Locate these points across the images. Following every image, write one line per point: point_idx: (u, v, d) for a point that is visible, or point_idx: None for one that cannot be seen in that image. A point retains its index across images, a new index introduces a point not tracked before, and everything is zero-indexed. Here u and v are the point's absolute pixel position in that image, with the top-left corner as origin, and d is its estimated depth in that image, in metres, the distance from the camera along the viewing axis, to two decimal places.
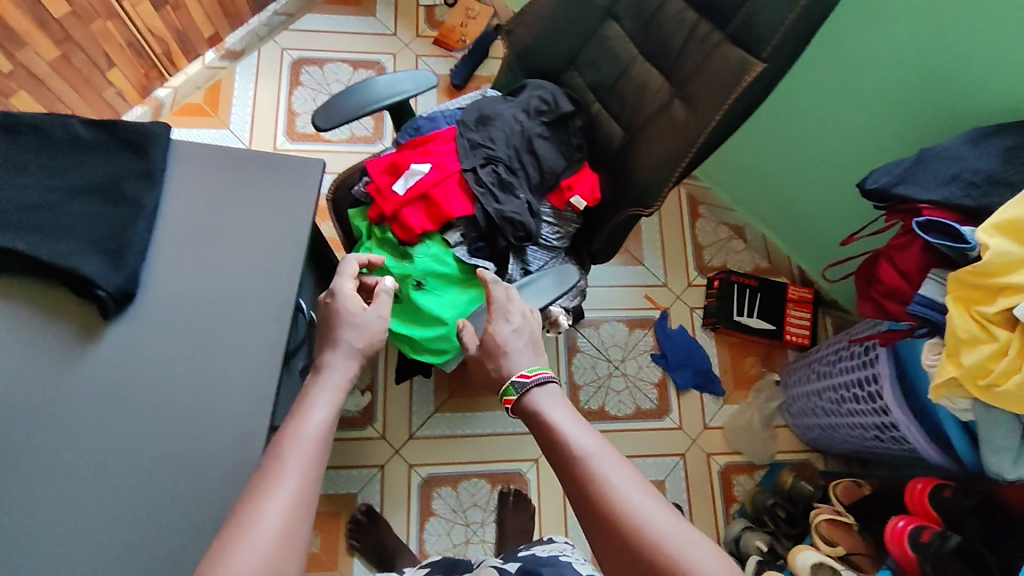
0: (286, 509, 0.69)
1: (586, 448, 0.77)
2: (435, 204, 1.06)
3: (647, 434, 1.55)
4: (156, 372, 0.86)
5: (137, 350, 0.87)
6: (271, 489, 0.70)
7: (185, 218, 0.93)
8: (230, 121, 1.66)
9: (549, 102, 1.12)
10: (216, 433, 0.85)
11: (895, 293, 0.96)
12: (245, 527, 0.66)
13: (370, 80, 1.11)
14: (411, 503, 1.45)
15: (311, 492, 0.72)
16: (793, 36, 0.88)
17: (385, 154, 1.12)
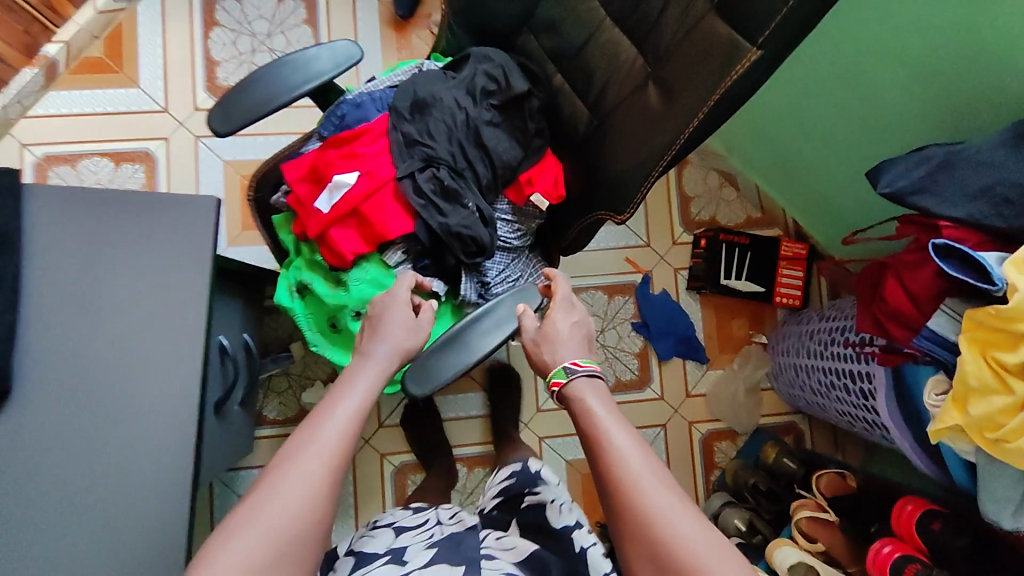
0: (300, 494, 0.66)
1: (621, 445, 0.75)
2: (368, 223, 0.90)
3: (628, 407, 1.48)
4: (51, 475, 0.75)
5: (26, 451, 0.75)
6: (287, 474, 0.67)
7: (66, 279, 0.79)
8: (140, 76, 1.43)
9: (498, 79, 0.92)
10: (132, 537, 0.75)
11: (899, 316, 0.83)
12: (255, 507, 0.65)
13: (278, 61, 0.89)
14: (385, 491, 1.41)
15: (321, 497, 0.67)
16: (797, 21, 0.68)
17: (305, 155, 0.94)
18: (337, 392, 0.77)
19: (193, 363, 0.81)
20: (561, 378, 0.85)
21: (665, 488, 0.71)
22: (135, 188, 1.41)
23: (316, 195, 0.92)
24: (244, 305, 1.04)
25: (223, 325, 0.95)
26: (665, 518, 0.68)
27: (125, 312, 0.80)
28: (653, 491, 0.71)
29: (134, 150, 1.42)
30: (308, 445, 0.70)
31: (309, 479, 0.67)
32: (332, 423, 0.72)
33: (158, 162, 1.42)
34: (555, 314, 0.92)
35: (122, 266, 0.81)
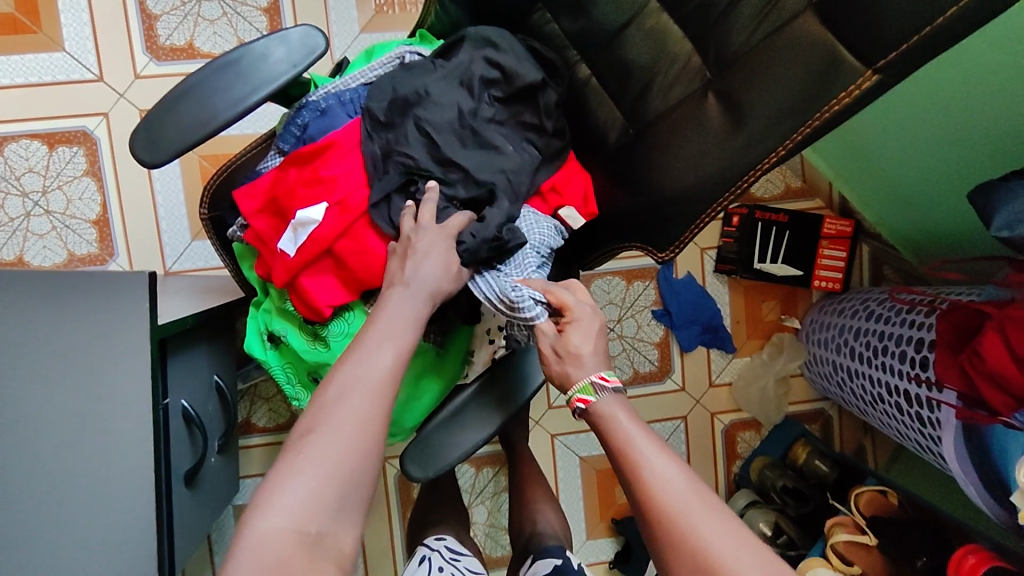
0: (324, 474, 0.54)
1: (660, 471, 0.59)
2: (345, 268, 0.72)
3: (646, 400, 1.37)
4: None
5: None
6: (306, 447, 0.55)
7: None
8: (64, 38, 1.18)
9: (501, 66, 0.71)
10: None
11: (996, 377, 0.70)
12: (273, 493, 0.53)
13: (218, 63, 0.69)
14: (391, 500, 1.27)
15: (361, 473, 0.56)
16: (938, 39, 0.49)
17: (262, 179, 0.77)
18: (352, 351, 0.62)
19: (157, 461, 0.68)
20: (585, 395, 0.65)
21: (714, 509, 0.56)
22: (77, 175, 1.20)
23: (278, 231, 0.76)
24: (209, 345, 0.89)
25: (184, 386, 0.80)
26: (714, 549, 0.54)
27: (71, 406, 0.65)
28: (710, 525, 0.55)
29: (70, 129, 1.20)
30: (340, 403, 0.58)
31: (336, 452, 0.55)
32: (360, 388, 0.59)
33: (99, 144, 1.20)
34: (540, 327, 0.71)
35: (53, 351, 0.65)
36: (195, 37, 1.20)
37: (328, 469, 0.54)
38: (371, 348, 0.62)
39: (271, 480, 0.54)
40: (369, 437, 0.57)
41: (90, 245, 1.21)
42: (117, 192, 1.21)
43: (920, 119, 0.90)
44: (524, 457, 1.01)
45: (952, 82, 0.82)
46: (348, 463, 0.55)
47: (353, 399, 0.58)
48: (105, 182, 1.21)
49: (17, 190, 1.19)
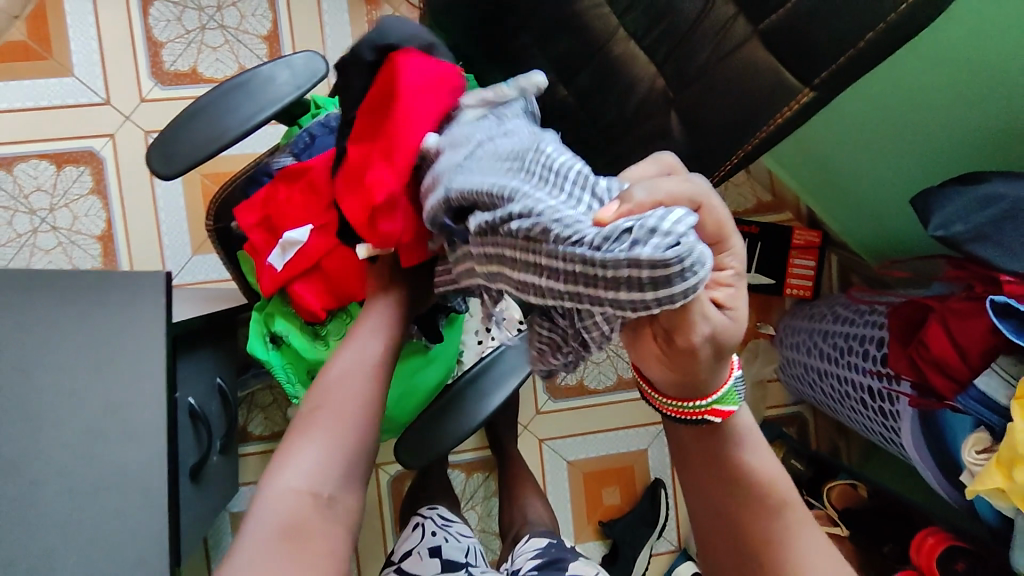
0: (325, 448, 0.59)
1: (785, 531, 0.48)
2: (333, 280, 0.78)
3: (630, 404, 1.44)
4: None
5: None
6: (309, 424, 0.61)
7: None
8: (73, 64, 1.25)
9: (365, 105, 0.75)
10: None
11: (940, 364, 0.76)
12: (281, 464, 0.59)
13: (229, 85, 0.75)
14: (383, 506, 1.31)
15: (362, 452, 0.62)
16: (864, 62, 0.57)
17: (257, 194, 0.83)
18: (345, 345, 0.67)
19: (171, 453, 0.71)
20: (726, 407, 0.48)
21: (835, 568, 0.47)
22: (82, 194, 1.26)
23: (271, 244, 0.82)
24: (212, 349, 0.94)
25: (191, 386, 0.85)
26: None
27: (88, 402, 0.69)
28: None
29: (77, 150, 1.26)
30: (337, 384, 0.63)
31: (340, 431, 0.60)
32: (353, 371, 0.64)
33: (105, 163, 1.26)
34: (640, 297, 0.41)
35: (69, 351, 0.69)
36: (199, 63, 1.27)
37: (331, 446, 0.60)
38: (362, 337, 0.67)
39: (279, 456, 0.60)
40: (366, 420, 0.62)
41: (95, 260, 1.26)
42: (122, 209, 1.27)
43: (870, 136, 0.98)
44: (513, 455, 1.06)
45: (897, 101, 0.90)
46: (349, 444, 0.60)
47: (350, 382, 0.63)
48: (109, 200, 1.27)
49: (25, 208, 1.25)
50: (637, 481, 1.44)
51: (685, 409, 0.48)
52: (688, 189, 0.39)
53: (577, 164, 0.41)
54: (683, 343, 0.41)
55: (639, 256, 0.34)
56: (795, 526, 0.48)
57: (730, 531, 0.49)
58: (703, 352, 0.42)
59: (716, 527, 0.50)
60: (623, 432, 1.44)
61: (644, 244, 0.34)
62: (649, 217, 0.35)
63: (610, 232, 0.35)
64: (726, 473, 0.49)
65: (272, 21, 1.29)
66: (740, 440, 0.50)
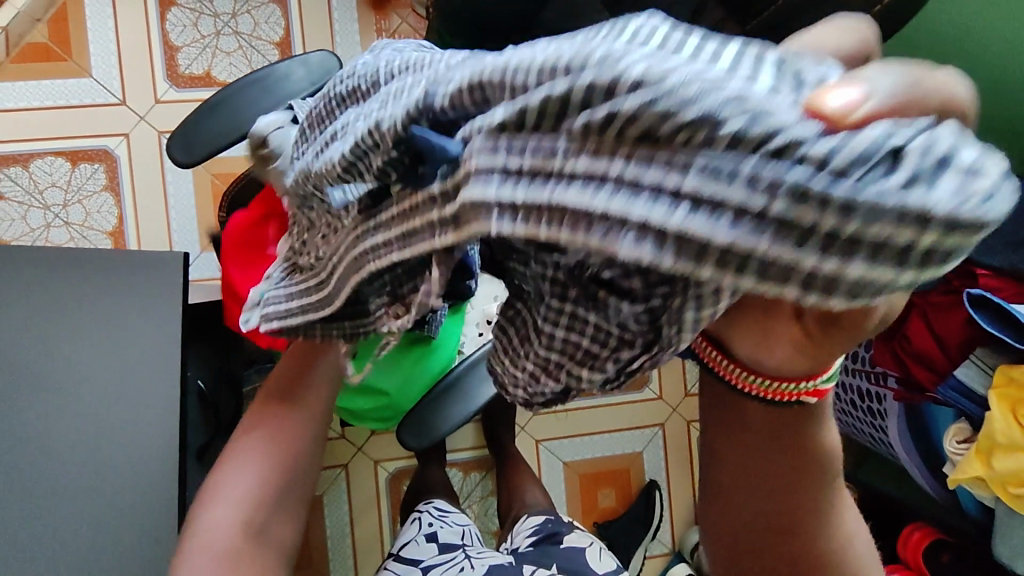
0: (255, 482, 0.65)
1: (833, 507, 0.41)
2: None
3: (626, 407, 1.46)
4: None
5: None
6: (238, 458, 0.66)
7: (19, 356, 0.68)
8: (92, 65, 1.29)
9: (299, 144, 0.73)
10: None
11: (923, 358, 0.80)
12: (210, 499, 0.64)
13: (247, 80, 0.79)
14: (381, 504, 1.33)
15: (288, 482, 0.67)
16: None
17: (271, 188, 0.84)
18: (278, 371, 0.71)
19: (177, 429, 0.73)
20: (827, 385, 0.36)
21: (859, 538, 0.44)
22: (96, 190, 1.30)
23: None
24: (220, 338, 0.96)
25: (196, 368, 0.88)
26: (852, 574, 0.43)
27: (103, 380, 0.71)
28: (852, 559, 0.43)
29: (92, 148, 1.30)
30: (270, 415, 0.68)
31: (267, 465, 0.65)
32: (284, 402, 0.69)
33: (119, 161, 1.30)
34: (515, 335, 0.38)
35: (86, 331, 0.71)
36: (213, 67, 1.32)
37: (259, 480, 0.65)
38: (288, 370, 0.71)
39: (210, 488, 0.65)
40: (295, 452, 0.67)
41: None
42: (134, 205, 1.31)
43: None
44: None
45: None
46: (275, 476, 0.66)
47: (276, 419, 0.68)
48: (122, 197, 1.30)
49: (39, 203, 1.28)
50: (631, 483, 1.46)
51: (786, 390, 0.36)
52: (972, 102, 0.22)
53: (728, 45, 0.23)
54: (850, 325, 0.29)
55: (931, 208, 0.20)
56: (839, 525, 0.42)
57: (765, 522, 0.41)
58: (867, 330, 0.30)
59: (750, 510, 0.41)
60: (619, 434, 1.46)
61: (936, 185, 0.20)
62: (935, 136, 0.20)
63: (873, 151, 0.20)
64: (794, 458, 0.40)
65: (284, 28, 1.34)
66: (825, 423, 0.39)
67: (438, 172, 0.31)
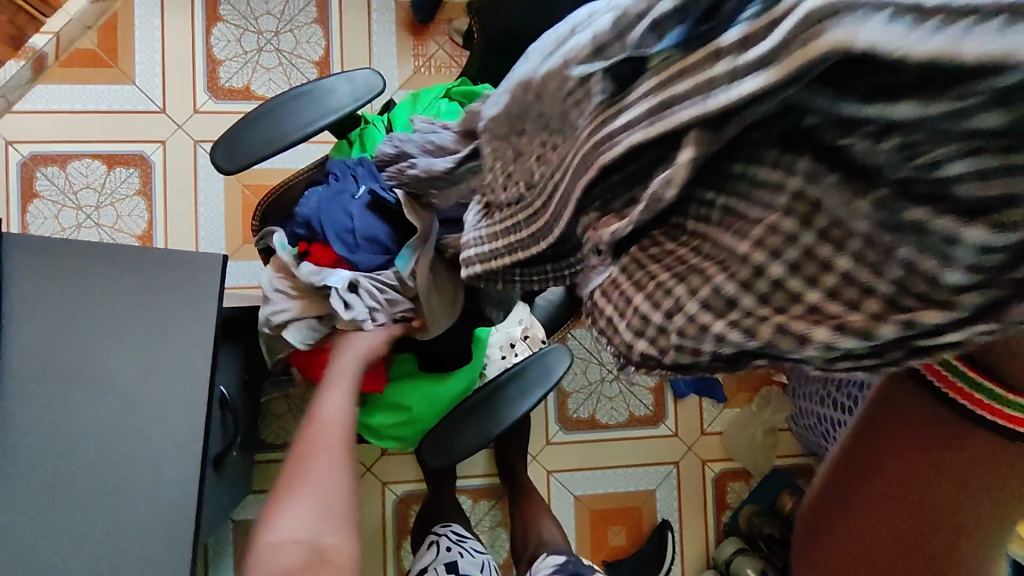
0: (314, 500, 0.61)
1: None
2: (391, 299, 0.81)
3: (640, 442, 1.43)
4: None
5: None
6: (293, 483, 0.62)
7: (47, 351, 0.67)
8: (136, 73, 1.33)
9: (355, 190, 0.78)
10: None
11: None
12: (269, 531, 0.60)
13: (293, 92, 0.81)
14: (387, 527, 1.30)
15: (345, 496, 0.63)
16: None
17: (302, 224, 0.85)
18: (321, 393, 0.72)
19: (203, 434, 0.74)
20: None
21: None
22: (129, 194, 1.32)
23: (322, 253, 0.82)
24: (242, 345, 0.96)
25: (223, 373, 0.88)
26: None
27: (132, 378, 0.70)
28: None
29: (128, 152, 1.32)
30: (318, 434, 0.67)
31: (325, 481, 0.62)
32: (329, 422, 0.68)
33: (153, 167, 1.32)
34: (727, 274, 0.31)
35: (119, 333, 0.70)
36: (252, 81, 1.35)
37: (315, 498, 0.61)
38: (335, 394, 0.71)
39: (267, 522, 0.61)
40: (344, 466, 0.65)
41: None
42: (164, 210, 1.32)
43: None
44: None
45: None
46: (332, 491, 0.62)
47: (322, 445, 0.65)
48: (153, 202, 1.32)
49: (73, 203, 1.30)
50: (643, 522, 1.43)
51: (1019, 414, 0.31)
52: None
53: None
54: None
55: None
56: None
57: (900, 559, 0.39)
58: None
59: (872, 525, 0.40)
60: (632, 470, 1.43)
61: None
62: None
63: None
64: (953, 500, 0.36)
65: (324, 48, 1.37)
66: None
67: (745, 14, 0.27)
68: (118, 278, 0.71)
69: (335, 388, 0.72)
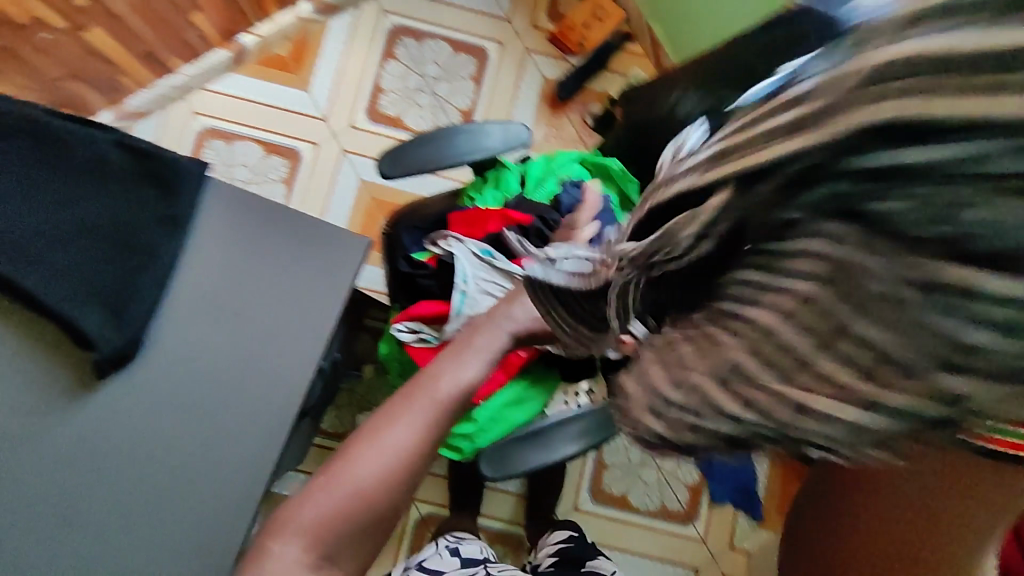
0: (389, 462, 0.67)
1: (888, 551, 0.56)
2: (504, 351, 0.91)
3: (665, 537, 1.42)
4: (128, 449, 0.74)
5: (117, 423, 0.75)
6: (378, 436, 0.68)
7: (209, 282, 0.80)
8: (312, 84, 1.54)
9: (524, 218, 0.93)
10: (183, 534, 0.73)
11: None
12: (339, 467, 0.66)
13: (456, 126, 0.94)
14: (402, 541, 1.33)
15: (412, 473, 0.68)
16: None
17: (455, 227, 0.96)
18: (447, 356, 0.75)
19: (307, 390, 0.79)
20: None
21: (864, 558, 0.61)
22: (274, 179, 1.49)
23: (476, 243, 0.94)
24: (342, 329, 1.06)
25: (328, 346, 0.98)
26: None
27: (261, 325, 0.79)
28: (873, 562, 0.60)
29: (286, 146, 1.51)
30: (423, 397, 0.70)
31: (404, 450, 0.68)
32: (438, 391, 0.71)
33: (302, 162, 1.50)
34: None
35: (265, 285, 0.81)
36: (404, 114, 1.53)
37: (390, 463, 0.67)
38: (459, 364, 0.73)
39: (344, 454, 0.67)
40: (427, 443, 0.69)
41: None
42: (299, 200, 1.49)
43: None
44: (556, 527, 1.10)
45: None
46: (403, 466, 0.67)
47: (420, 412, 0.70)
48: (292, 190, 1.49)
49: (226, 175, 1.48)
50: None
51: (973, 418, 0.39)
52: None
53: None
54: None
55: None
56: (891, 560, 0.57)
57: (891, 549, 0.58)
58: None
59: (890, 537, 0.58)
60: (651, 562, 1.41)
61: None
62: None
63: None
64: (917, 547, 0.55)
65: (472, 101, 1.55)
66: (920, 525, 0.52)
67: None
68: (281, 237, 0.82)
69: (462, 356, 0.74)
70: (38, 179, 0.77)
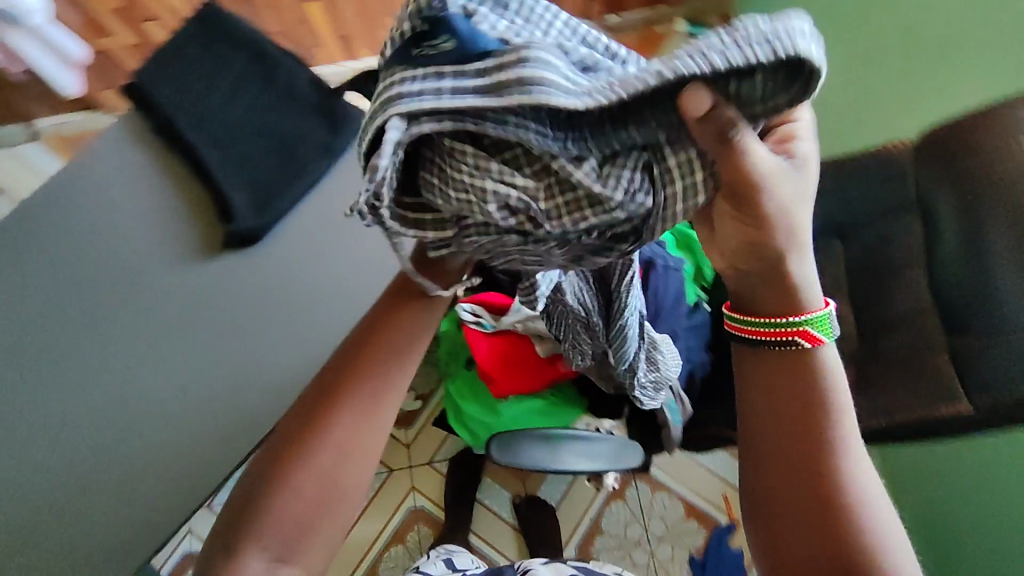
0: (315, 473, 0.60)
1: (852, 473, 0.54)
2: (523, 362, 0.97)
3: None
4: (229, 301, 0.97)
5: (231, 280, 0.98)
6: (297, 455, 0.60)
7: (331, 210, 1.03)
8: None
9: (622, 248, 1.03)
10: (239, 379, 0.94)
11: None
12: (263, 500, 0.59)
13: None
14: (389, 521, 1.34)
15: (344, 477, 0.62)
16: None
17: None
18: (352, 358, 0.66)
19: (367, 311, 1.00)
20: (818, 333, 0.54)
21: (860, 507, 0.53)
22: None
23: None
24: None
25: None
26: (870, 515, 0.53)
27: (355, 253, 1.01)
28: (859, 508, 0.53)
29: None
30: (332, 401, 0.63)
31: (329, 460, 0.61)
32: (348, 393, 0.63)
33: None
34: (786, 193, 0.48)
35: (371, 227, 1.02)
36: None
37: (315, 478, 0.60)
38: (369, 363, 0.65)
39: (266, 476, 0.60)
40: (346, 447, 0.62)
41: None
42: None
43: None
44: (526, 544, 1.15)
45: None
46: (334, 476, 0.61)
47: (334, 418, 0.62)
48: None
49: None
50: None
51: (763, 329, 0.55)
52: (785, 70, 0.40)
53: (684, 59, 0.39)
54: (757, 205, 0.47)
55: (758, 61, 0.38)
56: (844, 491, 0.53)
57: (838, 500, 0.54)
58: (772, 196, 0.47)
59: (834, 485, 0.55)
60: None
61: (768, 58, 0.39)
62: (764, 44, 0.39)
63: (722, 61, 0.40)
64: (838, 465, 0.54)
65: None
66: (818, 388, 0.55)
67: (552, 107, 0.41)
68: None
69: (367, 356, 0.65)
70: (245, 89, 1.00)
